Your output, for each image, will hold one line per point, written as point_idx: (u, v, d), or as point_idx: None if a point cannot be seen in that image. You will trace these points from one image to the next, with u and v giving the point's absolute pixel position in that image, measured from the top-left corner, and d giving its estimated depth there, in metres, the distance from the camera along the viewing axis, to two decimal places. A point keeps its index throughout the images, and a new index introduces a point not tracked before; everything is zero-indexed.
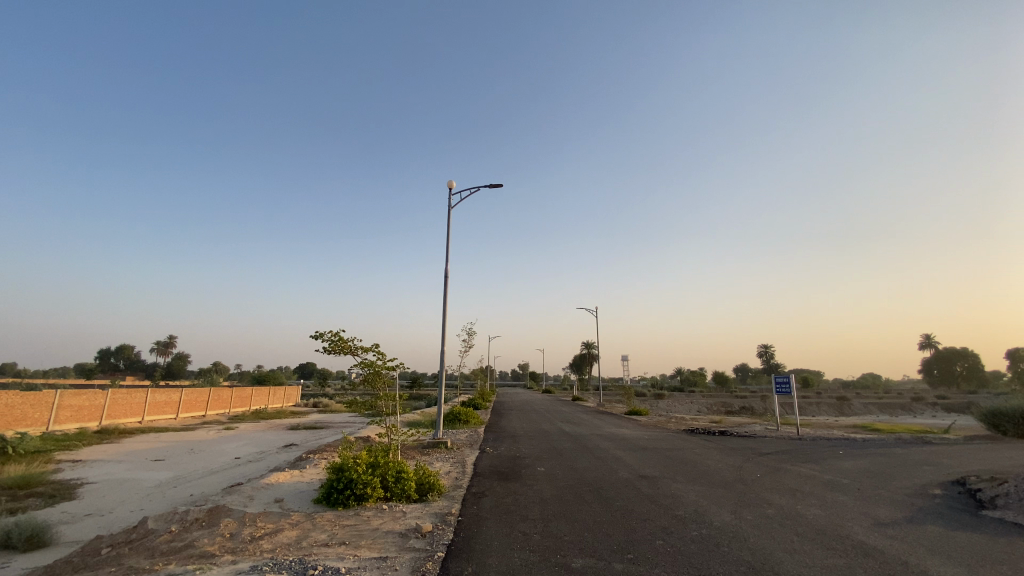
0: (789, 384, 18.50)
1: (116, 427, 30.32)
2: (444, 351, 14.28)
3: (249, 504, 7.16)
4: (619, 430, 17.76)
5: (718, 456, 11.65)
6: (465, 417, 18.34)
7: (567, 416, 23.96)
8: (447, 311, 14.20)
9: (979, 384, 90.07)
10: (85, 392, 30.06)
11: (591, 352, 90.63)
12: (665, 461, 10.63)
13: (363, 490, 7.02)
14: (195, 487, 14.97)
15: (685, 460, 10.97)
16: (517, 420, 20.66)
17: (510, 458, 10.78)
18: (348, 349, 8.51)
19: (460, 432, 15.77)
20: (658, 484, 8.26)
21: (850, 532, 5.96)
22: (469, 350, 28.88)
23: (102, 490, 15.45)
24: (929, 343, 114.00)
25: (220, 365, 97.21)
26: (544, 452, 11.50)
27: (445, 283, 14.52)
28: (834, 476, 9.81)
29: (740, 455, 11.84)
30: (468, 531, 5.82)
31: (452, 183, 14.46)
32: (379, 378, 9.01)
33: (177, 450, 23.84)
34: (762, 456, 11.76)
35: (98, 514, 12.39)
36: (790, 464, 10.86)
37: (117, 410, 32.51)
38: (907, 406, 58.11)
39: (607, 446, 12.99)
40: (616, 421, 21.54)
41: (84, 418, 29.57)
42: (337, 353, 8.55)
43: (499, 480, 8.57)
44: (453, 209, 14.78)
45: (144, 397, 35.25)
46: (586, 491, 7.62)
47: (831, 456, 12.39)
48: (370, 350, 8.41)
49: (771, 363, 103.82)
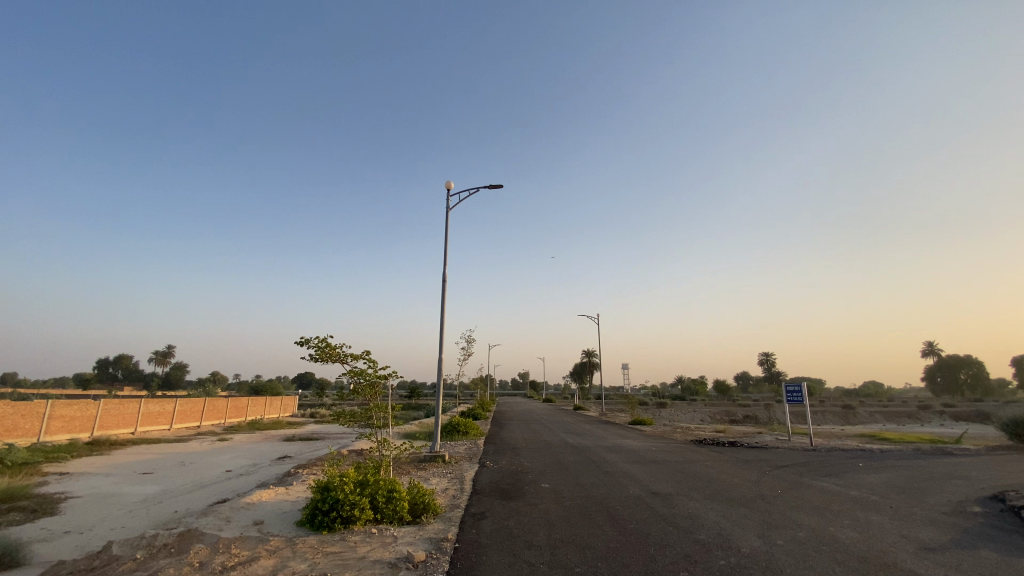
0: (800, 393, 17.81)
1: (108, 438, 29.53)
2: (443, 358, 13.61)
3: (225, 528, 6.47)
4: (625, 441, 17.04)
5: (734, 470, 10.95)
6: (464, 428, 17.63)
7: (569, 426, 23.25)
8: (445, 317, 13.55)
9: (984, 393, 89.11)
10: (78, 402, 29.32)
11: (591, 361, 89.98)
12: (678, 476, 9.94)
13: (350, 512, 6.37)
14: (181, 503, 14.15)
15: (699, 474, 10.27)
16: (519, 431, 19.94)
17: (511, 473, 10.09)
18: (337, 357, 7.92)
19: (459, 444, 15.09)
20: (674, 503, 7.59)
21: (897, 559, 5.31)
22: (469, 359, 28.02)
23: (85, 505, 14.64)
24: (932, 351, 113.19)
25: (219, 376, 96.46)
26: (547, 466, 10.79)
27: (443, 287, 13.89)
28: (860, 492, 9.14)
29: (756, 469, 11.14)
30: (466, 562, 5.15)
31: (450, 182, 13.91)
32: (370, 389, 8.38)
33: (168, 462, 23.04)
34: (780, 470, 11.05)
35: (77, 531, 11.62)
36: (811, 479, 10.16)
37: (109, 421, 31.70)
38: (913, 415, 57.32)
39: (614, 459, 12.29)
40: (621, 432, 20.83)
41: (76, 429, 28.80)
42: (325, 361, 7.96)
43: (499, 499, 7.89)
44: (452, 210, 14.18)
45: (137, 408, 34.45)
46: (595, 511, 6.94)
47: (852, 469, 11.71)
48: (360, 358, 7.82)
49: (773, 371, 102.94)
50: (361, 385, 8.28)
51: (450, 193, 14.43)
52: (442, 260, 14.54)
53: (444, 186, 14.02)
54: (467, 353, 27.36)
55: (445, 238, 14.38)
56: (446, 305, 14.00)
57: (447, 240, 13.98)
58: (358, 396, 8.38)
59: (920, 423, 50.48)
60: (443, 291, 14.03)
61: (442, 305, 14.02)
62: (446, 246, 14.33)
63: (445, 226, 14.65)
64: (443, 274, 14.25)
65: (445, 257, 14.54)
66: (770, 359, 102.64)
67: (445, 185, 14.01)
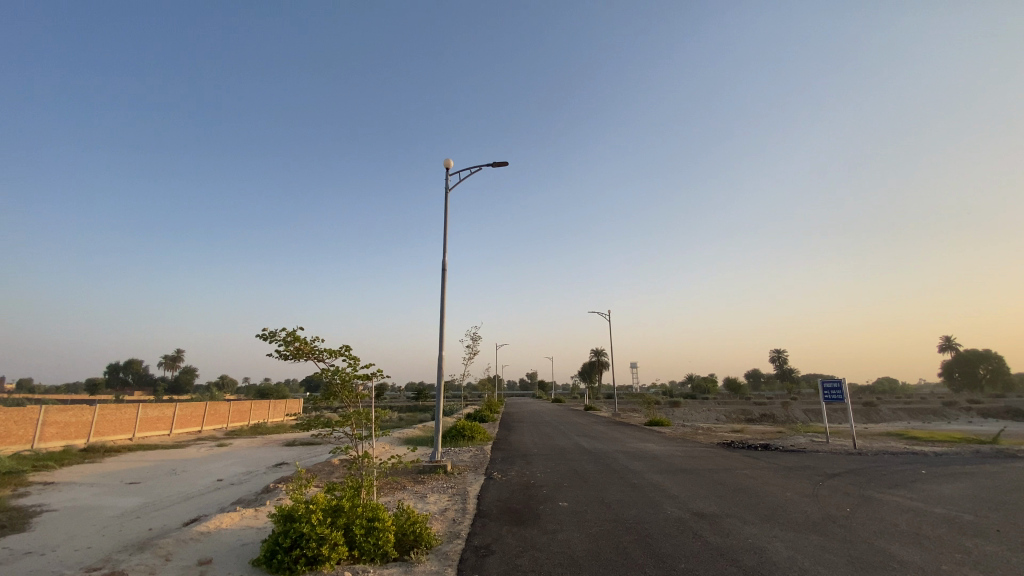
0: (839, 390, 16.11)
1: (104, 445, 28.43)
2: (442, 356, 12.10)
3: (158, 570, 5.06)
4: (645, 446, 15.38)
5: (783, 481, 9.38)
6: (470, 432, 16.20)
7: (582, 428, 21.73)
8: (446, 308, 12.12)
9: (1003, 387, 86.35)
10: (72, 407, 28.29)
11: (598, 360, 88.10)
12: (719, 490, 8.42)
13: (316, 551, 4.93)
14: (160, 519, 12.82)
15: (742, 487, 8.73)
16: (529, 434, 18.49)
17: (521, 487, 8.63)
18: (309, 352, 6.55)
19: (463, 450, 13.68)
20: (726, 530, 6.10)
21: None
22: (475, 357, 25.52)
23: (58, 520, 13.37)
24: (949, 344, 110.08)
25: (226, 379, 96.22)
26: (564, 478, 9.35)
27: (443, 276, 12.39)
28: (945, 509, 7.56)
29: (807, 479, 9.61)
30: None
31: (450, 160, 12.49)
32: (347, 391, 6.91)
33: (159, 471, 21.78)
34: (834, 480, 9.52)
35: (38, 552, 10.32)
36: (876, 493, 8.56)
37: (105, 427, 30.61)
38: (937, 411, 55.01)
39: (639, 468, 10.75)
40: (638, 434, 19.27)
41: (71, 436, 27.75)
42: (295, 358, 6.58)
43: (508, 525, 6.43)
44: (451, 191, 12.63)
45: (135, 412, 33.36)
46: (630, 545, 5.47)
47: (917, 478, 10.07)
48: (339, 354, 6.49)
49: (786, 368, 100.28)
50: (339, 385, 6.86)
51: (449, 172, 12.92)
52: (443, 247, 12.93)
53: (443, 165, 12.56)
54: (473, 351, 25.52)
55: (444, 221, 12.79)
56: (446, 298, 12.45)
57: (447, 223, 12.45)
58: (334, 400, 6.93)
59: (945, 420, 48.40)
60: (443, 282, 12.45)
61: (442, 297, 12.47)
62: (446, 231, 12.77)
63: (445, 209, 13.08)
64: (443, 262, 12.65)
65: (446, 243, 12.97)
66: (783, 356, 100.14)
67: (444, 162, 12.53)
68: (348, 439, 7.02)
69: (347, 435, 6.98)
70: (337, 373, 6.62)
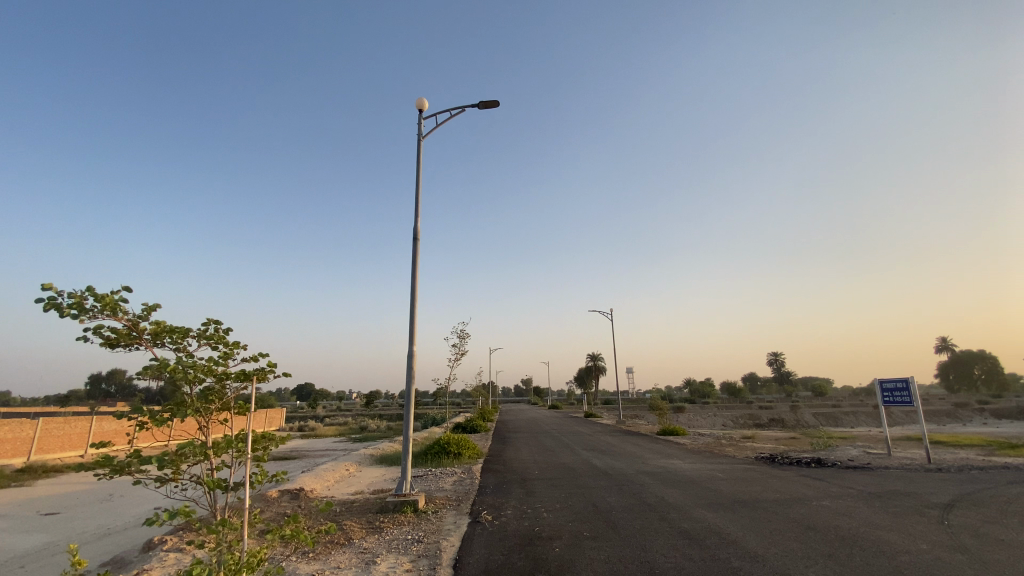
0: (905, 391, 13.28)
1: (46, 464, 25.03)
2: (414, 354, 9.11)
3: None
4: (671, 463, 12.43)
5: (894, 522, 6.57)
6: (455, 448, 13.26)
7: (588, 440, 18.89)
8: (417, 291, 9.08)
9: (1000, 388, 83.98)
10: (10, 422, 24.85)
11: (595, 366, 85.11)
12: (816, 543, 5.65)
13: None
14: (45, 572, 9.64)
15: (847, 536, 5.97)
16: (528, 449, 15.61)
17: (523, 541, 5.80)
18: (150, 335, 3.77)
19: (444, 475, 10.66)
20: None
21: None
22: (462, 358, 22.57)
23: None
24: (947, 345, 108.45)
25: None
26: (582, 522, 6.51)
27: (415, 247, 9.32)
28: None
29: (920, 517, 6.86)
30: None
31: (423, 99, 9.60)
32: (204, 398, 3.57)
33: (93, 496, 18.49)
34: (963, 520, 6.74)
35: None
36: None
37: (51, 444, 27.15)
38: (948, 413, 52.48)
39: (680, 500, 7.90)
40: (655, 446, 16.46)
41: (7, 454, 24.27)
42: (126, 344, 3.74)
43: None
44: (425, 138, 9.60)
45: (88, 426, 29.91)
46: None
47: None
48: (206, 340, 3.83)
49: (783, 371, 98.04)
50: (187, 389, 3.51)
51: (423, 118, 9.95)
52: (414, 215, 9.82)
53: (416, 106, 9.65)
54: (461, 352, 22.46)
55: (416, 179, 9.77)
56: (418, 275, 9.37)
57: (419, 181, 9.34)
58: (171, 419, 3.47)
59: (960, 422, 46.49)
60: (415, 254, 9.35)
61: (413, 279, 9.39)
62: (418, 192, 9.75)
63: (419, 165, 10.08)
64: (414, 235, 9.58)
65: (419, 210, 9.90)
66: (780, 360, 98.02)
67: (417, 102, 9.64)
68: (194, 492, 3.37)
69: (195, 484, 3.40)
70: (175, 367, 3.41)
